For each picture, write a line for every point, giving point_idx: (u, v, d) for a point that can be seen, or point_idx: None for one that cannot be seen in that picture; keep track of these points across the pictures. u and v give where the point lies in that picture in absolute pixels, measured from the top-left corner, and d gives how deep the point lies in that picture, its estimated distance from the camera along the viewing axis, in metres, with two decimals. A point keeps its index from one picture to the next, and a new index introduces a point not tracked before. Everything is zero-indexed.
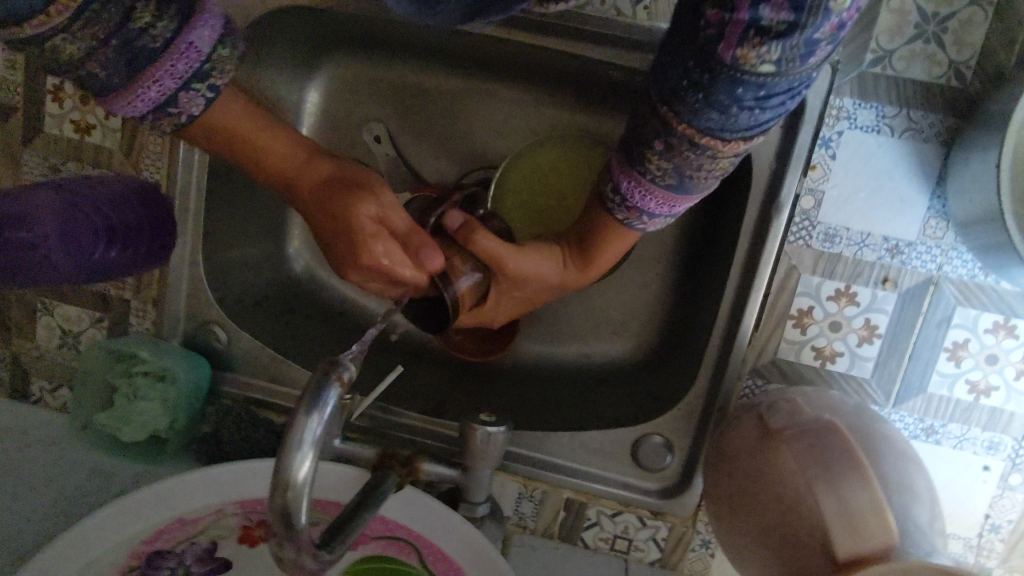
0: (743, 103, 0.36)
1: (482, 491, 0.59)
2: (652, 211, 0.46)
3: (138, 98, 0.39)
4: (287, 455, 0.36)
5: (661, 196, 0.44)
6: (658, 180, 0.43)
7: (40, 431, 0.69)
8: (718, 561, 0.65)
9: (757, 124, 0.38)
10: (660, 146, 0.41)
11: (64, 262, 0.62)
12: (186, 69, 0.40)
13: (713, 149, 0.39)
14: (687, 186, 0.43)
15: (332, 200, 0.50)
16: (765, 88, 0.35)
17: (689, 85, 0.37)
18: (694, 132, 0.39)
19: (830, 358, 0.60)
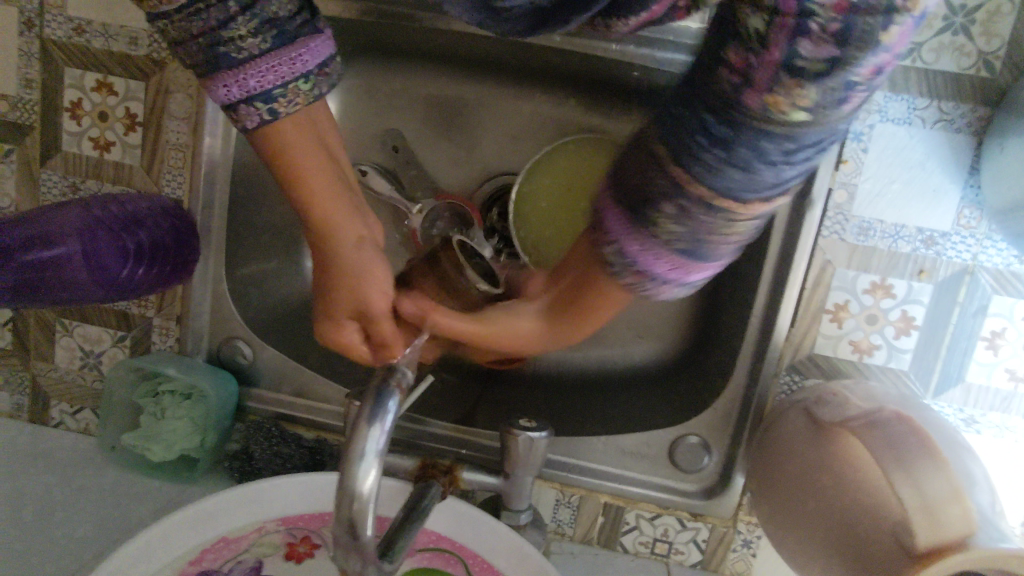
0: (770, 159, 0.28)
1: (524, 499, 0.58)
2: (668, 280, 0.34)
3: (239, 81, 0.39)
4: (351, 467, 0.36)
5: (670, 261, 0.33)
6: (673, 244, 0.32)
7: (64, 455, 0.67)
8: (760, 560, 0.64)
9: (781, 183, 0.29)
10: (669, 206, 0.30)
11: (85, 284, 0.59)
12: (291, 71, 0.41)
13: (726, 212, 0.30)
14: (705, 252, 0.32)
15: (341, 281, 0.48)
16: (795, 140, 0.27)
17: (705, 139, 0.28)
18: (705, 192, 0.29)
19: (867, 352, 0.60)
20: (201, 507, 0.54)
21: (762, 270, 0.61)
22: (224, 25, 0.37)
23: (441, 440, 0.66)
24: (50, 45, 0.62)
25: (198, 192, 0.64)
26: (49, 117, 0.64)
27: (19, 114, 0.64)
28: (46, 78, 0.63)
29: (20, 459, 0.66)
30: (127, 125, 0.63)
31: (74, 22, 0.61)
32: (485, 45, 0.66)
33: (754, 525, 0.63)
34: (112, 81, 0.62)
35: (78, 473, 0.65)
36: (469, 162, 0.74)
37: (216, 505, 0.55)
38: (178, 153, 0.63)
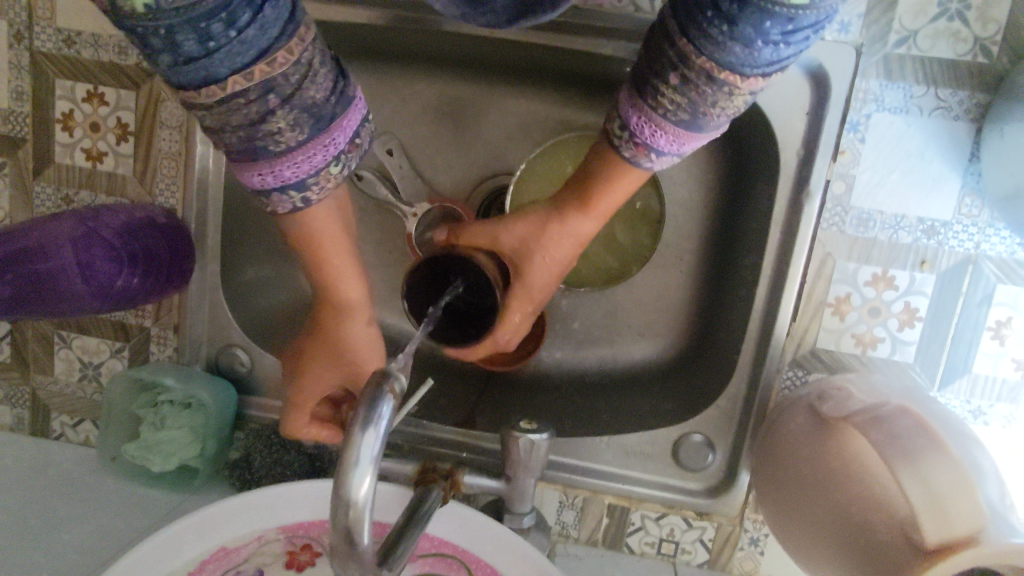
0: (769, 38, 0.35)
1: (526, 502, 0.57)
2: (668, 150, 0.44)
3: (272, 173, 0.40)
4: (346, 475, 0.35)
5: (673, 133, 0.43)
6: (671, 116, 0.42)
7: (65, 468, 0.67)
8: (768, 559, 0.64)
9: (780, 59, 0.37)
10: (676, 81, 0.40)
11: (80, 296, 0.59)
12: (321, 159, 0.41)
13: (731, 85, 0.39)
14: (701, 124, 0.42)
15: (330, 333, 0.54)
16: (793, 23, 0.34)
17: (714, 14, 0.36)
18: (714, 66, 0.38)
19: (871, 345, 0.59)
20: (197, 520, 0.54)
21: (762, 265, 0.60)
22: (266, 119, 0.37)
23: (442, 444, 0.66)
24: (40, 57, 0.62)
25: (192, 200, 0.64)
26: (41, 129, 0.64)
27: (11, 128, 0.64)
28: (38, 90, 0.62)
29: (21, 473, 0.66)
30: (120, 135, 0.63)
31: (63, 33, 0.61)
32: (476, 45, 0.66)
33: (760, 523, 0.63)
34: (103, 91, 0.62)
35: (78, 486, 0.65)
36: (463, 164, 0.73)
37: (215, 515, 0.54)
38: (171, 162, 0.63)
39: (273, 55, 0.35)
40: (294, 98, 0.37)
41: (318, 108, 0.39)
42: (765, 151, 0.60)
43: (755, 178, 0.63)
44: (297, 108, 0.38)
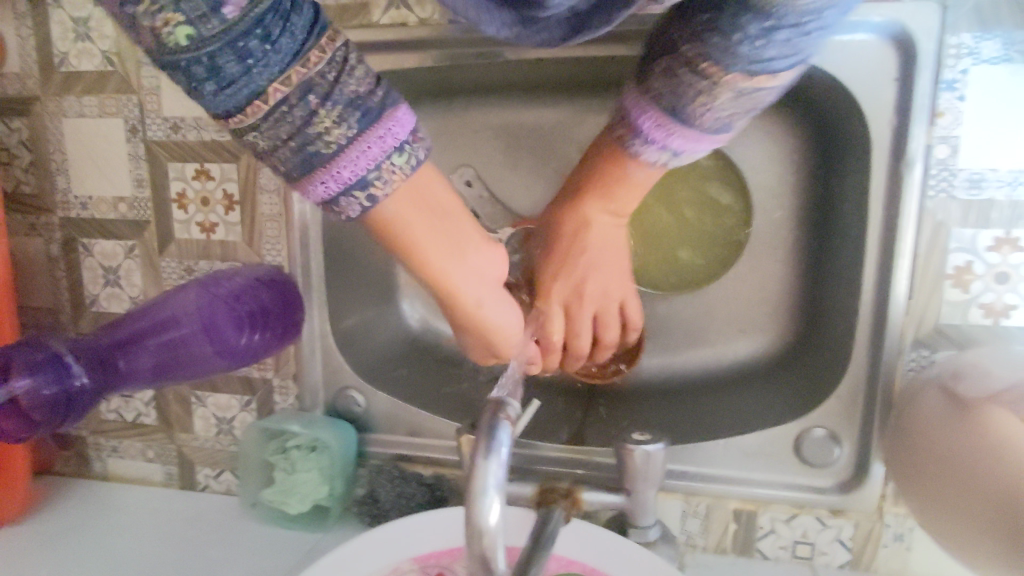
0: (750, 32, 0.37)
1: (649, 514, 0.57)
2: (652, 140, 0.43)
3: (307, 193, 0.38)
4: (474, 503, 0.36)
5: (661, 126, 0.43)
6: (659, 103, 0.42)
7: (212, 515, 0.72)
8: (917, 554, 0.60)
9: (764, 60, 0.38)
10: (666, 72, 0.41)
11: (209, 358, 0.64)
12: (356, 172, 0.37)
13: (710, 77, 0.39)
14: (683, 118, 0.42)
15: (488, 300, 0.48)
16: (771, 19, 0.36)
17: (706, 10, 0.38)
18: (696, 55, 0.39)
19: (1002, 314, 0.54)
20: (338, 556, 0.57)
21: (866, 243, 0.57)
22: (307, 123, 0.35)
23: (556, 462, 0.66)
24: (153, 145, 0.68)
25: (296, 256, 0.68)
26: (160, 210, 0.70)
27: (136, 213, 0.71)
28: (154, 175, 0.69)
29: (177, 522, 0.72)
30: (227, 205, 0.68)
31: (170, 121, 0.67)
32: (545, 71, 0.67)
33: (903, 516, 0.59)
34: (209, 168, 0.68)
35: (226, 531, 0.70)
36: (539, 185, 0.74)
37: (353, 552, 0.57)
38: (273, 224, 0.68)
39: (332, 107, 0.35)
40: (300, 130, 0.35)
41: (328, 141, 0.36)
42: (853, 125, 0.58)
43: (846, 155, 0.60)
44: (341, 150, 0.36)
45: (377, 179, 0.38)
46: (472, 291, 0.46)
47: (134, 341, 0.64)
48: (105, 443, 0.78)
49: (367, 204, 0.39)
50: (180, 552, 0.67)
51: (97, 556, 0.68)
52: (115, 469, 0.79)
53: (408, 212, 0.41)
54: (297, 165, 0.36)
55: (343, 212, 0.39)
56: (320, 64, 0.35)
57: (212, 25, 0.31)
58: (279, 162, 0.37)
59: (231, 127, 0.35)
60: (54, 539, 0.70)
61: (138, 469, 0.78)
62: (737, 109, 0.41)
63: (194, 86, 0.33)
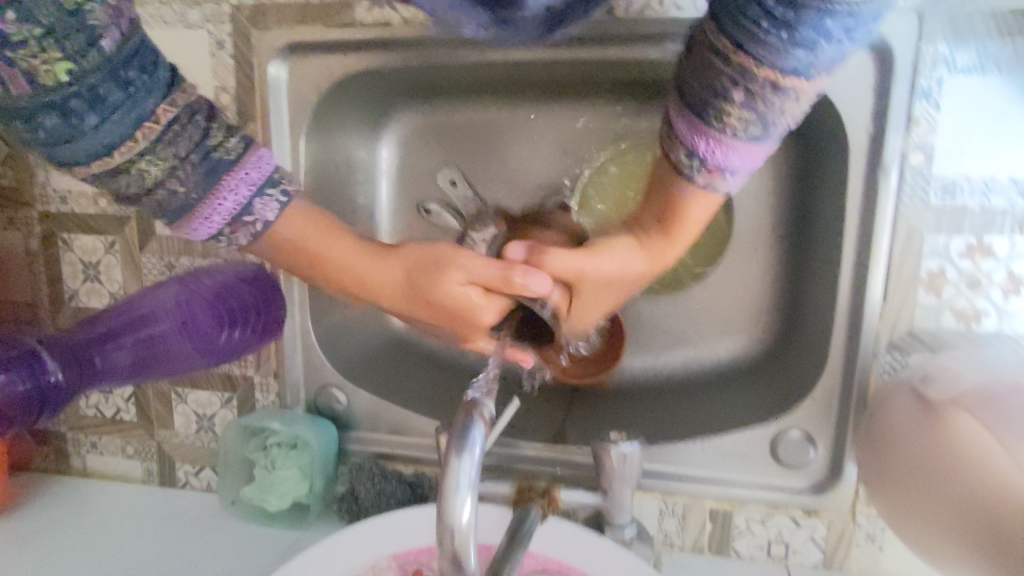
0: (831, 36, 0.36)
1: (626, 513, 0.58)
2: (740, 169, 0.43)
3: (215, 211, 0.41)
4: (447, 500, 0.37)
5: (745, 149, 0.42)
6: (741, 133, 0.41)
7: (192, 512, 0.72)
8: (888, 554, 0.61)
9: (840, 57, 0.38)
10: (740, 97, 0.39)
11: (189, 354, 0.64)
12: (259, 176, 0.42)
13: (796, 90, 0.39)
14: (770, 134, 0.41)
15: (412, 267, 0.50)
16: (853, 17, 0.35)
17: (773, 25, 0.36)
18: (777, 73, 0.38)
19: (974, 319, 0.55)
20: (313, 555, 0.57)
21: (842, 248, 0.58)
22: (204, 138, 0.41)
23: (537, 462, 0.67)
24: None
25: None
26: (141, 206, 0.70)
27: (116, 208, 0.70)
28: None
29: (156, 519, 0.72)
30: None
31: None
32: (529, 71, 0.68)
33: (876, 517, 0.60)
34: None
35: (205, 528, 0.70)
36: (523, 186, 0.74)
37: (330, 550, 0.58)
38: None
39: (209, 130, 0.41)
40: (192, 147, 0.40)
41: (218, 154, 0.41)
42: (831, 132, 0.58)
43: (825, 160, 0.61)
44: (245, 160, 0.42)
45: (279, 180, 0.44)
46: (379, 273, 0.49)
47: (111, 339, 0.63)
48: (84, 439, 0.78)
49: (281, 205, 0.44)
50: (159, 548, 0.67)
51: (75, 552, 0.67)
52: (93, 465, 0.78)
53: (296, 230, 0.46)
54: (201, 180, 0.40)
55: (255, 223, 0.43)
56: (194, 96, 0.41)
57: (95, 57, 0.36)
58: (168, 189, 0.40)
59: (114, 161, 0.39)
60: (31, 535, 0.70)
61: (118, 465, 0.77)
62: (806, 108, 0.41)
63: (73, 122, 0.36)
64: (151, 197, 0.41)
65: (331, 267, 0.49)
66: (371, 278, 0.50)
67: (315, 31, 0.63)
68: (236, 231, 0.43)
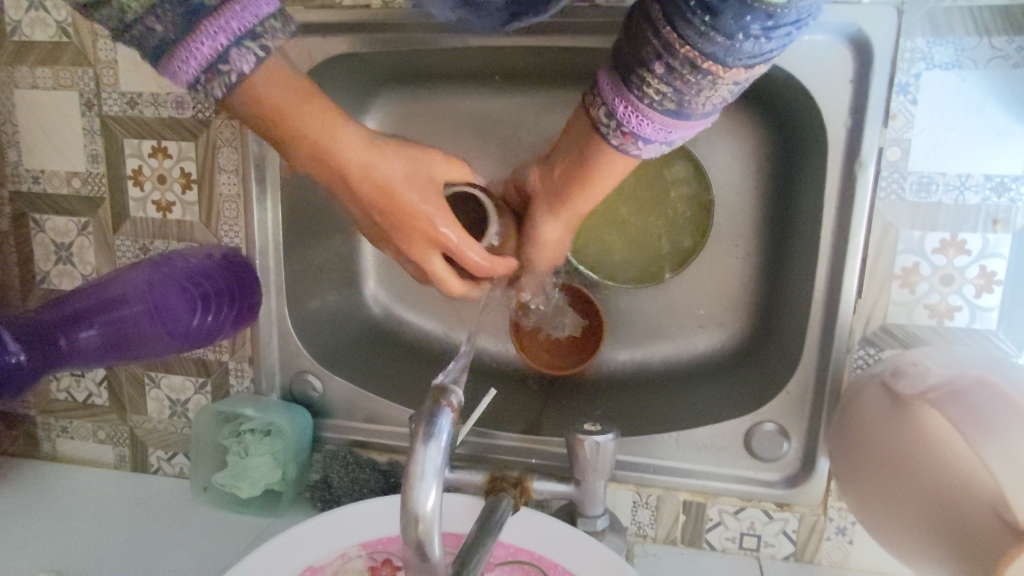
0: (750, 31, 0.34)
1: (598, 504, 0.57)
2: (654, 141, 0.43)
3: (189, 57, 0.36)
4: (411, 489, 0.37)
5: (659, 121, 0.42)
6: (657, 105, 0.41)
7: (163, 499, 0.71)
8: (858, 547, 0.61)
9: (762, 53, 0.36)
10: (659, 68, 0.39)
11: (161, 338, 0.63)
12: (240, 27, 0.36)
13: (715, 74, 0.37)
14: (688, 112, 0.41)
15: (425, 193, 0.46)
16: (773, 18, 0.34)
17: (696, 2, 0.35)
18: (696, 55, 0.37)
19: (947, 315, 0.56)
20: (280, 543, 0.56)
21: (820, 242, 0.58)
22: None
23: (512, 452, 0.66)
24: (109, 120, 0.67)
25: (254, 238, 0.67)
26: (116, 187, 0.69)
27: (90, 189, 0.69)
28: (110, 151, 0.68)
29: (126, 506, 0.70)
30: (184, 184, 0.67)
31: (127, 96, 0.66)
32: (505, 57, 0.67)
33: (846, 510, 0.60)
34: (166, 146, 0.66)
35: (175, 515, 0.69)
36: (505, 175, 0.74)
37: (297, 538, 0.57)
38: (232, 204, 0.67)
39: None
40: None
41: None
42: (811, 126, 0.58)
43: (805, 154, 0.61)
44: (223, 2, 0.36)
45: (264, 33, 0.37)
46: (371, 162, 0.44)
47: (81, 322, 0.62)
48: (55, 422, 0.76)
49: (260, 60, 0.38)
50: (129, 535, 0.66)
51: (43, 536, 0.66)
52: (64, 450, 0.77)
53: (282, 89, 0.40)
54: (179, 23, 0.35)
55: (233, 76, 0.37)
56: None
57: None
58: (142, 32, 0.35)
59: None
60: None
61: (88, 450, 0.76)
62: (733, 92, 0.40)
63: None
64: (129, 33, 0.36)
65: (308, 133, 0.42)
66: (351, 158, 0.43)
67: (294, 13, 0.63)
68: (213, 81, 0.37)
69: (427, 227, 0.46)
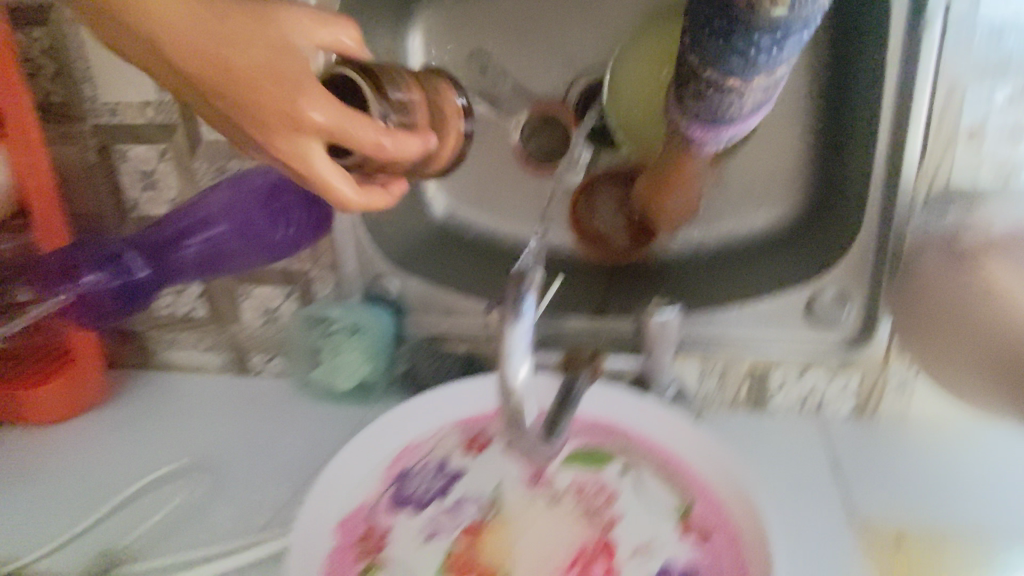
0: (760, 46, 0.44)
1: (667, 374, 0.63)
2: (704, 140, 0.53)
3: None
4: (505, 364, 0.41)
5: (705, 129, 0.52)
6: (698, 117, 0.51)
7: (266, 397, 0.77)
8: (917, 399, 0.65)
9: (776, 60, 0.45)
10: (694, 91, 0.49)
11: (247, 253, 0.69)
12: None
13: (737, 88, 0.47)
14: (726, 121, 0.51)
15: (272, 57, 0.39)
16: (780, 31, 0.42)
17: (714, 35, 0.44)
18: (720, 77, 0.47)
19: (1012, 170, 0.56)
20: (381, 425, 0.60)
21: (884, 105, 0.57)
22: None
23: (584, 333, 0.71)
24: None
25: None
26: (188, 112, 0.72)
27: (163, 116, 0.73)
28: None
29: (234, 404, 0.77)
30: None
31: None
32: None
33: (908, 367, 0.64)
34: None
35: (281, 407, 0.75)
36: (554, 67, 0.74)
37: (394, 420, 0.61)
38: None
39: None
40: None
41: None
42: None
43: (865, 16, 0.60)
44: None
45: None
46: (195, 25, 0.38)
47: (183, 237, 0.68)
48: (163, 335, 0.81)
49: None
50: (244, 426, 0.73)
51: (166, 432, 0.73)
52: (171, 361, 0.82)
53: None
54: None
55: None
56: None
57: None
58: None
59: None
60: (126, 422, 0.74)
61: (194, 358, 0.81)
62: (763, 97, 0.49)
63: None
64: None
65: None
66: (172, 20, 0.38)
67: None
68: None
69: (288, 119, 0.39)
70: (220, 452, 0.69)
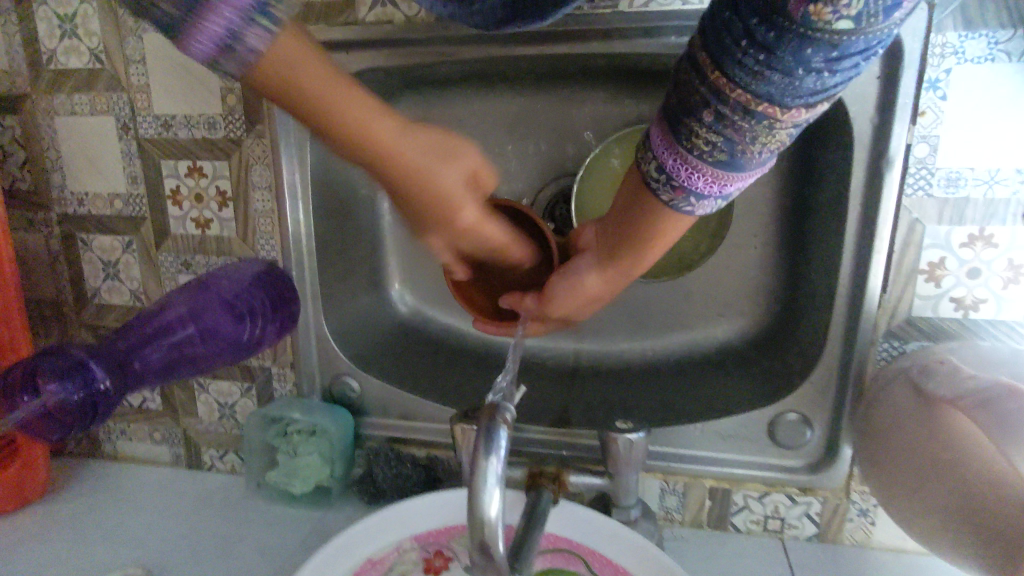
0: (812, 65, 0.32)
1: (630, 495, 0.63)
2: (708, 195, 0.39)
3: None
4: (476, 494, 0.41)
5: (711, 172, 0.38)
6: (708, 157, 0.37)
7: (219, 493, 0.74)
8: (879, 528, 0.65)
9: (825, 88, 0.33)
10: (710, 119, 0.36)
11: (214, 354, 0.65)
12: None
13: (771, 118, 0.35)
14: (741, 163, 0.38)
15: None
16: (840, 49, 0.31)
17: (750, 45, 0.33)
18: (750, 98, 0.34)
19: (972, 308, 0.58)
20: (342, 540, 0.59)
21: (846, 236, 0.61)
22: None
23: (550, 441, 0.70)
24: (147, 143, 0.69)
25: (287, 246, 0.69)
26: (157, 208, 0.71)
27: (132, 209, 0.72)
28: (147, 169, 0.70)
29: (185, 496, 0.74)
30: (220, 202, 0.69)
31: (161, 118, 0.68)
32: (513, 65, 0.67)
33: (867, 494, 0.64)
34: (202, 166, 0.69)
35: (234, 507, 0.72)
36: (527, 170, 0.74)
37: (358, 534, 0.60)
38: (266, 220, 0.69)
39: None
40: None
41: None
42: (838, 126, 0.60)
43: (826, 141, 0.63)
44: None
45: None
46: None
47: (151, 342, 0.65)
48: (114, 425, 0.79)
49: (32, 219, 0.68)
50: (195, 523, 0.69)
51: (116, 528, 0.69)
52: (123, 450, 0.80)
53: None
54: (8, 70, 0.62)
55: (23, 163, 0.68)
56: None
57: None
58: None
59: None
60: (76, 519, 0.70)
61: (145, 450, 0.79)
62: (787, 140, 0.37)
63: None
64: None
65: None
66: None
67: (318, 29, 0.63)
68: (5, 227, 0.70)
69: None
70: (166, 549, 0.66)
